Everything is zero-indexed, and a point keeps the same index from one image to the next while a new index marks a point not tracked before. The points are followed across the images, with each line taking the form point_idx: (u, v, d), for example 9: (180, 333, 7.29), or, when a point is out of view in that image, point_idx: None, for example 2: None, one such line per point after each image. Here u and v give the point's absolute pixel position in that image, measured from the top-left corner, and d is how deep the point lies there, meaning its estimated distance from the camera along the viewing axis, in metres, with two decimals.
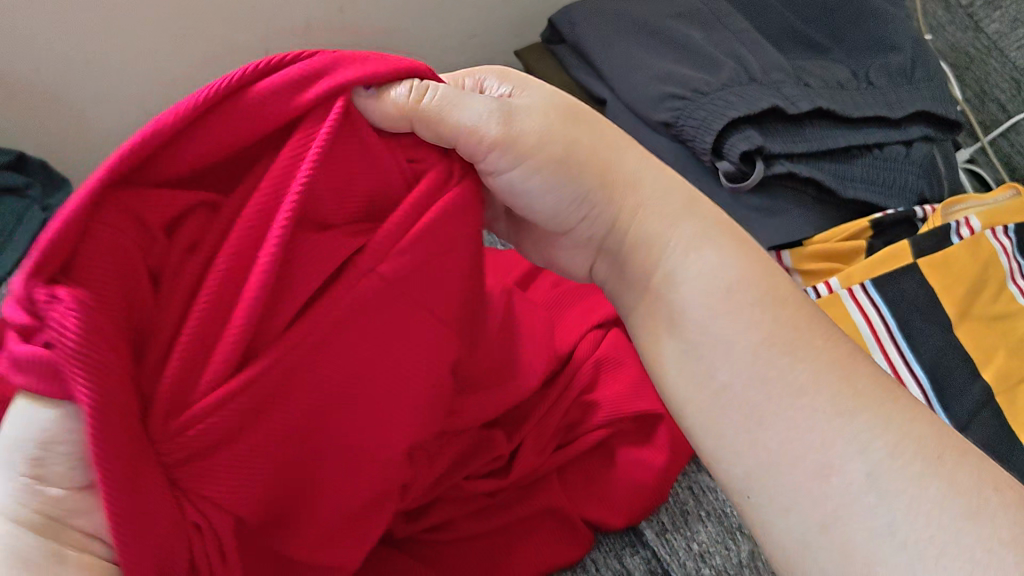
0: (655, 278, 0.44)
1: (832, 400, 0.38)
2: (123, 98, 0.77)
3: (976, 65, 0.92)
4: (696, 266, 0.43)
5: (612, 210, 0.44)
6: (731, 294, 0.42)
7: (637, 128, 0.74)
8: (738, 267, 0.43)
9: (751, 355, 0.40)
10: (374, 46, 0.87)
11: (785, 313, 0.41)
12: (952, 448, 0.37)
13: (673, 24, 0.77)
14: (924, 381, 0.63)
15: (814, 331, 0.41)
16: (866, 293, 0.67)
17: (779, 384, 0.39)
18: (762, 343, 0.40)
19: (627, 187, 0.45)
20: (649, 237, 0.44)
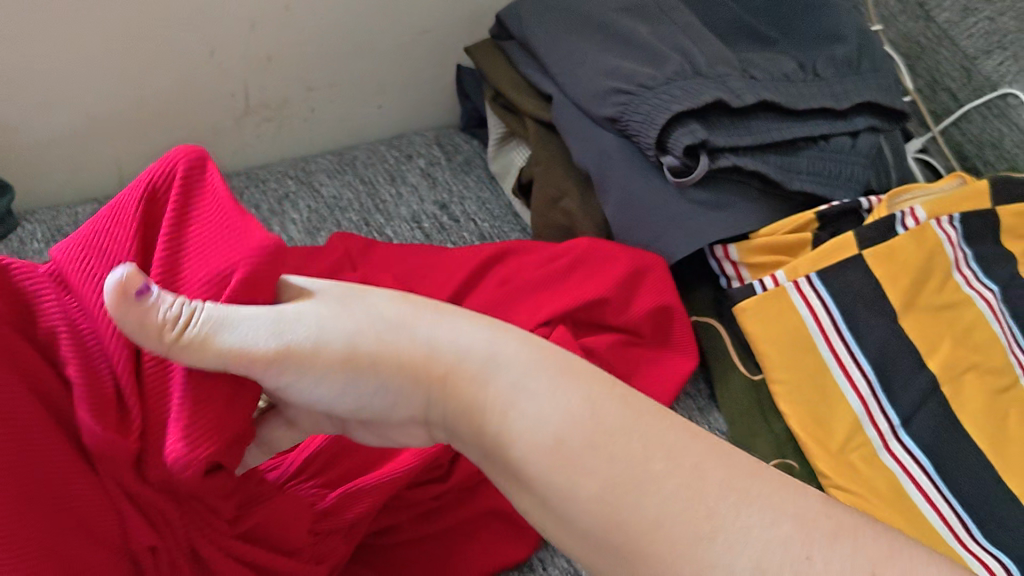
0: (491, 409, 0.41)
1: (694, 510, 0.39)
2: (66, 102, 0.76)
3: (928, 53, 0.92)
4: (527, 379, 0.41)
5: (422, 340, 0.42)
6: (568, 418, 0.40)
7: (582, 124, 0.73)
8: (569, 378, 0.42)
9: (603, 486, 0.39)
10: (322, 43, 0.86)
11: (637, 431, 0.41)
12: (825, 521, 0.40)
13: (620, 17, 0.76)
14: (869, 373, 0.65)
15: (659, 430, 0.41)
16: (812, 286, 0.67)
17: (639, 511, 0.39)
18: (605, 485, 0.39)
19: (429, 313, 0.43)
20: (477, 354, 0.42)
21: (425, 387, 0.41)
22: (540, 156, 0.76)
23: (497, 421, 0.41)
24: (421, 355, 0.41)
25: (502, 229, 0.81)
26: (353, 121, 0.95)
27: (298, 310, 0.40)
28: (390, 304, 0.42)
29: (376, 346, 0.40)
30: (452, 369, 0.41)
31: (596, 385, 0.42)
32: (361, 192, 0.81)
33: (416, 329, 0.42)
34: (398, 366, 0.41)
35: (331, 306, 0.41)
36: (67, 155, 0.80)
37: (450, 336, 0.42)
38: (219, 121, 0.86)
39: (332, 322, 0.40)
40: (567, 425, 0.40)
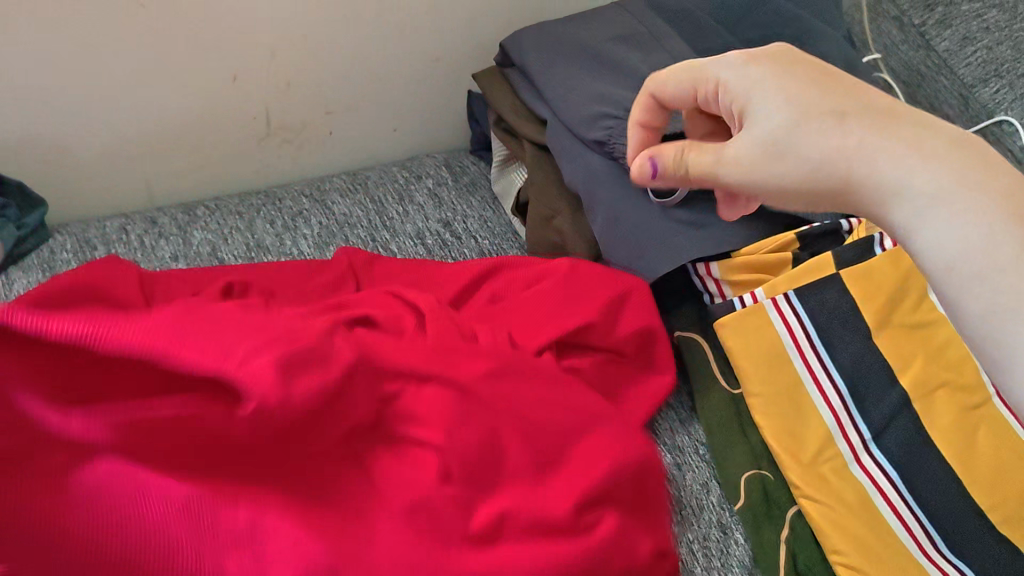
0: (879, 200, 0.41)
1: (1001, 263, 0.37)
2: (93, 121, 0.82)
3: (928, 82, 0.94)
4: (932, 203, 0.39)
5: (849, 173, 0.42)
6: (951, 195, 0.39)
7: (574, 146, 0.76)
8: (950, 158, 0.40)
9: (975, 264, 0.37)
10: (336, 74, 0.91)
11: (1010, 198, 0.38)
12: None
13: (613, 46, 0.79)
14: (842, 388, 0.67)
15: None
16: (788, 303, 0.70)
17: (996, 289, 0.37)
18: (962, 204, 0.39)
19: (840, 103, 0.43)
20: (896, 181, 0.40)
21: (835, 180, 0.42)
22: (536, 176, 0.80)
23: (882, 209, 0.41)
24: (849, 182, 0.42)
25: (501, 247, 0.86)
26: (370, 143, 1.00)
27: (779, 116, 0.43)
28: (795, 95, 0.43)
29: (812, 177, 0.43)
30: (813, 170, 0.43)
31: (979, 166, 0.40)
32: (370, 210, 0.87)
33: (827, 147, 0.42)
34: (828, 197, 0.43)
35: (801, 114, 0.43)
36: (98, 172, 0.86)
37: (830, 162, 0.42)
38: (242, 142, 0.92)
39: (839, 146, 0.42)
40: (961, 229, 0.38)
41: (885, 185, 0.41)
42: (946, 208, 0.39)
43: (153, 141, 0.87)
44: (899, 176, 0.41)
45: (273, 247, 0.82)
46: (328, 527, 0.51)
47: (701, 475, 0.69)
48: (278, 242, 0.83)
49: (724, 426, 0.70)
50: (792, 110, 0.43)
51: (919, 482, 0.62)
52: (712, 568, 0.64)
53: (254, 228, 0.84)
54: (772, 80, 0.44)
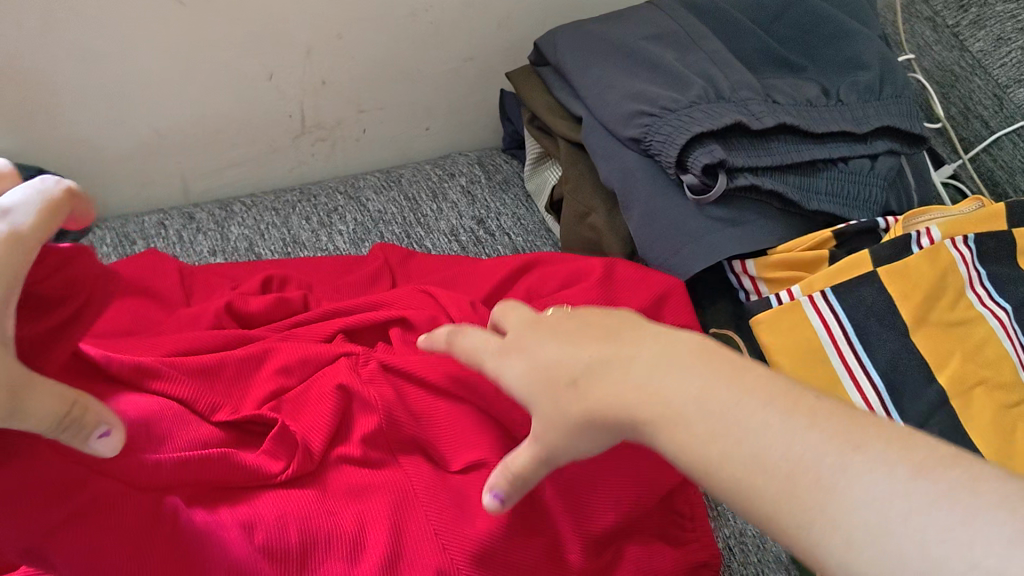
0: (643, 427, 0.37)
1: (768, 430, 0.34)
2: (131, 117, 0.83)
3: (961, 82, 0.94)
4: (664, 373, 0.38)
5: (604, 374, 0.39)
6: (703, 404, 0.36)
7: (610, 144, 0.77)
8: (698, 361, 0.38)
9: (729, 451, 0.34)
10: (369, 72, 0.91)
11: (790, 412, 0.34)
12: (887, 430, 0.33)
13: (648, 45, 0.80)
14: (878, 385, 0.67)
15: (783, 391, 0.36)
16: (825, 300, 0.70)
17: (739, 445, 0.34)
18: (717, 405, 0.36)
19: (622, 337, 0.41)
20: (642, 387, 0.38)
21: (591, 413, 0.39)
22: (571, 174, 0.80)
23: (649, 440, 0.37)
24: (592, 374, 0.40)
25: (534, 244, 0.86)
26: (403, 140, 1.00)
27: (508, 373, 0.43)
28: (554, 343, 0.42)
29: (618, 397, 0.38)
30: (600, 390, 0.39)
31: (716, 358, 0.38)
32: (405, 207, 0.88)
33: (586, 363, 0.40)
34: (626, 429, 0.38)
35: (575, 347, 0.41)
36: (136, 168, 0.88)
37: (623, 383, 0.38)
38: (276, 139, 0.92)
39: (580, 360, 0.40)
40: (700, 410, 0.36)
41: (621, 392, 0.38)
42: (702, 404, 0.36)
43: (189, 137, 0.88)
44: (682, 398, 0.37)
45: (310, 242, 0.83)
46: (375, 518, 0.51)
47: None
48: (314, 238, 0.84)
49: None
50: (517, 378, 0.42)
51: None
52: (748, 565, 0.64)
53: (290, 224, 0.85)
54: (529, 346, 0.43)
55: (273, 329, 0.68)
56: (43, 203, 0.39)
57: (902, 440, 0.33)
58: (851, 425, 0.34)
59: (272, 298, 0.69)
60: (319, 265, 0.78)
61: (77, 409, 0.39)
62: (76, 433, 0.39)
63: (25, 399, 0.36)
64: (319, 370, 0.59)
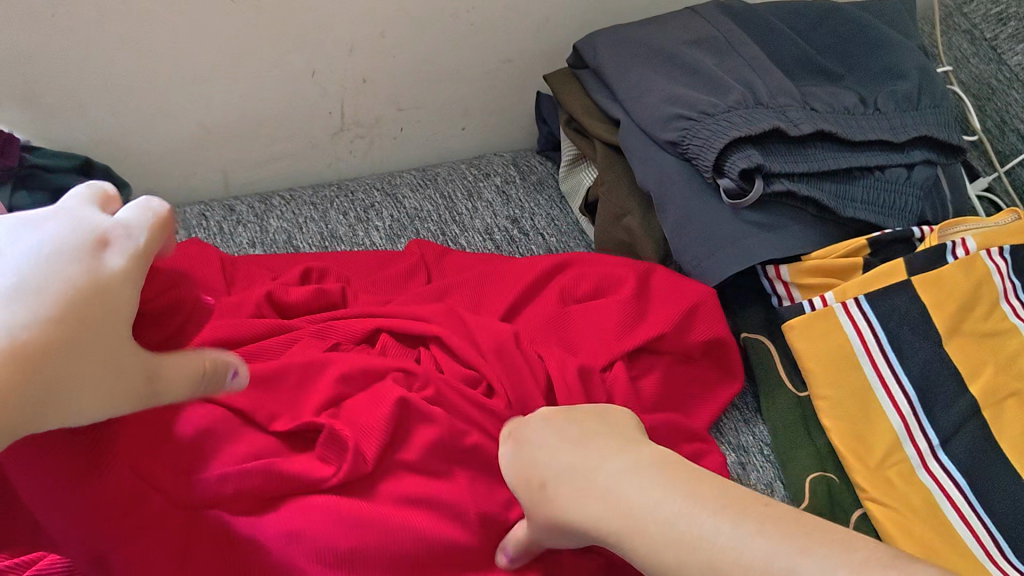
0: (643, 549, 0.44)
1: (764, 548, 0.40)
2: (177, 110, 0.85)
3: (999, 95, 0.94)
4: (646, 471, 0.46)
5: (621, 506, 0.45)
6: (702, 527, 0.42)
7: (647, 147, 0.77)
8: (677, 476, 0.45)
9: (728, 559, 0.40)
10: (409, 72, 0.92)
11: (784, 535, 0.40)
12: (867, 555, 0.38)
13: (687, 50, 0.80)
14: (911, 394, 0.67)
15: (778, 519, 0.42)
16: (859, 307, 0.70)
17: (742, 570, 0.40)
18: (706, 509, 0.43)
19: (634, 455, 0.48)
20: (660, 518, 0.43)
21: (591, 528, 0.46)
22: (607, 175, 0.81)
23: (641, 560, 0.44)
24: (619, 515, 0.45)
25: (567, 244, 0.87)
26: (438, 140, 1.01)
27: (547, 479, 0.49)
28: (576, 452, 0.49)
29: (619, 523, 0.45)
30: (620, 525, 0.45)
31: (685, 472, 0.46)
32: (440, 205, 0.89)
33: (595, 471, 0.48)
34: (643, 545, 0.43)
35: (599, 465, 0.48)
36: (178, 160, 0.89)
37: (642, 506, 0.44)
38: (315, 135, 0.94)
39: (609, 488, 0.46)
40: (708, 533, 0.41)
41: (628, 497, 0.45)
42: (678, 505, 0.43)
43: (231, 131, 0.89)
44: (692, 523, 0.42)
45: (347, 237, 0.84)
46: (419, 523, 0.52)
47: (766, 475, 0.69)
48: (351, 233, 0.85)
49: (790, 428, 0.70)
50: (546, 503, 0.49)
51: (987, 490, 0.62)
52: None
53: (327, 218, 0.86)
54: (548, 441, 0.52)
55: (311, 320, 0.69)
56: (156, 220, 0.39)
57: (895, 563, 0.37)
58: (829, 544, 0.39)
59: (312, 289, 0.71)
60: (357, 259, 0.79)
61: (208, 368, 0.43)
62: (211, 388, 0.43)
63: (162, 374, 0.40)
64: (356, 359, 0.60)
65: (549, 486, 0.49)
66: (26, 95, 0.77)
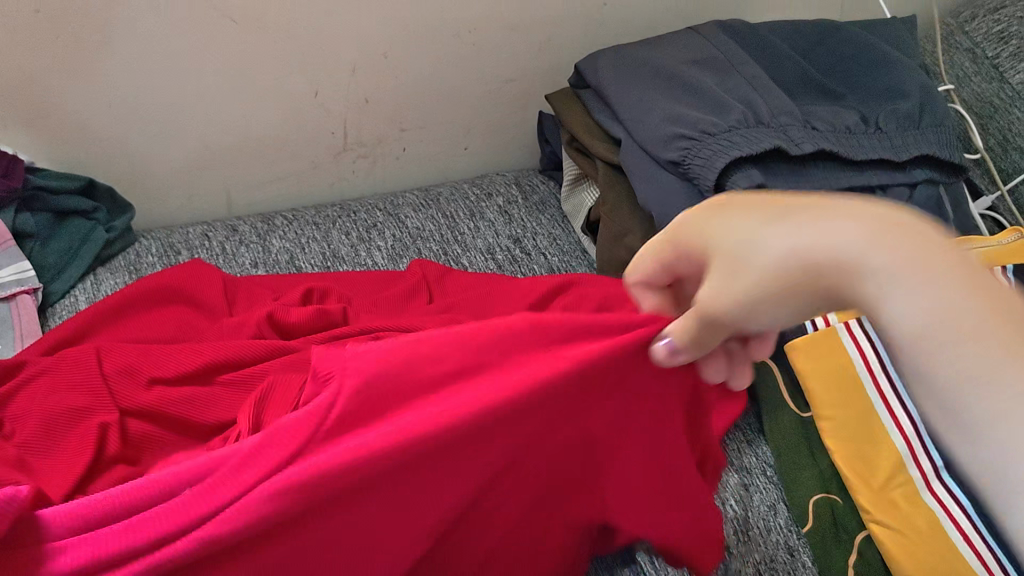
0: (841, 282, 0.33)
1: (971, 338, 0.28)
2: (180, 131, 0.85)
3: (1001, 114, 0.94)
4: (872, 248, 0.32)
5: (841, 265, 0.32)
6: (935, 307, 0.29)
7: (648, 166, 0.77)
8: (892, 233, 0.32)
9: (921, 327, 0.29)
10: (413, 91, 0.93)
11: (989, 316, 0.28)
12: None
13: (688, 70, 0.81)
14: (914, 415, 0.66)
15: (964, 264, 0.30)
16: (861, 328, 0.71)
17: (940, 364, 0.29)
18: (938, 310, 0.29)
19: (796, 212, 0.35)
20: (853, 254, 0.32)
21: (797, 263, 0.34)
22: (609, 195, 0.81)
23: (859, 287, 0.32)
24: (812, 257, 0.33)
25: (569, 264, 0.87)
26: (442, 160, 1.02)
27: (723, 235, 0.37)
28: (754, 220, 0.36)
29: (798, 256, 0.34)
30: (781, 259, 0.34)
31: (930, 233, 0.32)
32: (442, 225, 0.89)
33: (759, 238, 0.35)
34: (804, 285, 0.34)
35: (776, 219, 0.35)
36: (182, 181, 0.90)
37: (825, 237, 0.33)
38: (319, 155, 0.94)
39: (801, 241, 0.34)
40: (931, 313, 0.29)
41: (823, 244, 0.33)
42: (927, 296, 0.30)
43: (234, 152, 0.90)
44: (902, 292, 0.30)
45: (349, 257, 0.84)
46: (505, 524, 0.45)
47: (770, 497, 0.68)
48: (353, 253, 0.85)
49: (792, 448, 0.70)
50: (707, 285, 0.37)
51: None
52: None
53: (330, 238, 0.86)
54: (724, 211, 0.38)
55: (313, 341, 0.69)
56: None
57: None
58: None
59: (314, 310, 0.71)
60: (360, 278, 0.79)
61: None
62: None
63: None
64: None
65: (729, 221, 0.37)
66: (31, 117, 0.78)
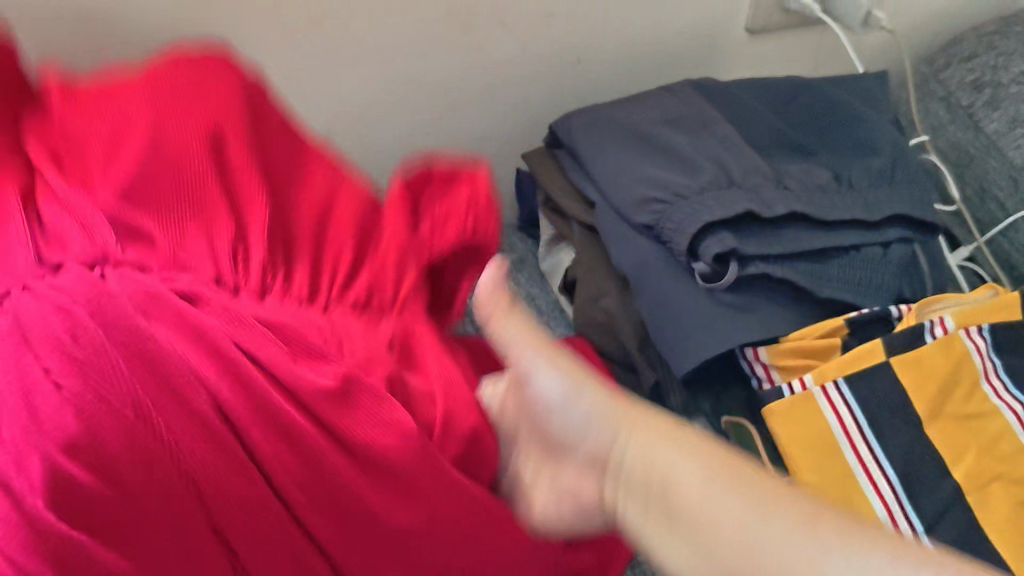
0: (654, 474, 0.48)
1: (706, 488, 0.46)
2: None
3: (977, 163, 0.94)
4: (661, 445, 0.49)
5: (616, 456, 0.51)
6: (699, 475, 0.47)
7: (622, 229, 0.77)
8: (715, 472, 0.47)
9: (721, 528, 0.45)
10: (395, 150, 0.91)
11: (734, 487, 0.46)
12: (778, 494, 0.45)
13: (661, 130, 0.81)
14: (893, 479, 0.66)
15: (741, 472, 0.47)
16: (837, 390, 0.69)
17: (703, 520, 0.45)
18: (712, 484, 0.46)
19: (670, 443, 0.49)
20: (668, 481, 0.48)
21: (640, 486, 0.49)
22: (584, 256, 0.81)
23: (664, 476, 0.48)
24: (665, 487, 0.48)
25: (548, 324, 0.87)
26: None
27: (684, 479, 0.47)
28: (666, 447, 0.49)
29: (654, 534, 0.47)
30: (654, 478, 0.48)
31: (760, 484, 0.46)
32: None
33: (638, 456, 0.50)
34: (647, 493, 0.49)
35: (668, 446, 0.49)
36: None
37: (641, 456, 0.50)
38: None
39: (663, 462, 0.48)
40: (688, 483, 0.47)
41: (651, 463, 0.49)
42: (693, 474, 0.47)
43: None
44: (680, 478, 0.47)
45: None
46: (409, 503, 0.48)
47: None
48: None
49: None
50: (694, 467, 0.47)
51: None
52: None
53: None
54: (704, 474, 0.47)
55: None
56: None
57: (814, 524, 0.43)
58: (751, 499, 0.45)
59: None
60: None
61: None
62: None
63: None
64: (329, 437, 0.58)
65: (680, 497, 0.47)
66: None
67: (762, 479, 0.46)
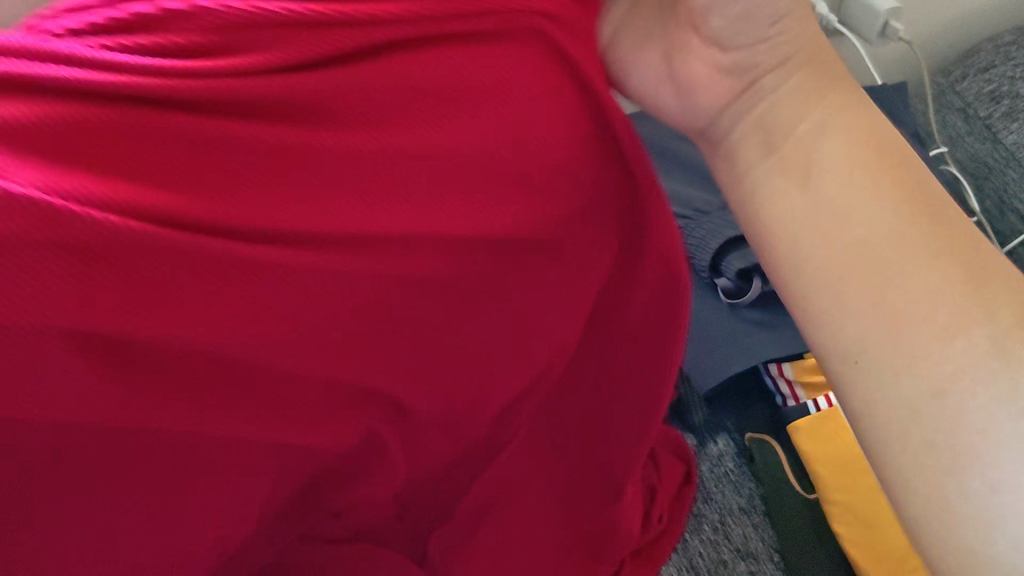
0: (779, 202, 0.37)
1: (905, 252, 0.34)
2: None
3: (995, 175, 0.93)
4: (838, 145, 0.37)
5: (803, 182, 0.37)
6: (876, 209, 0.35)
7: None
8: (884, 167, 0.36)
9: (883, 293, 0.34)
10: None
11: (919, 246, 0.34)
12: (999, 297, 0.33)
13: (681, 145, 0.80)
14: None
15: (955, 224, 0.35)
16: None
17: (877, 278, 0.34)
18: (903, 205, 0.35)
19: (882, 161, 0.36)
20: (827, 196, 0.36)
21: (772, 206, 0.38)
22: None
23: (796, 196, 0.37)
24: (797, 214, 0.37)
25: None
26: None
27: (837, 186, 0.36)
28: (844, 144, 0.37)
29: (819, 256, 0.36)
30: (790, 203, 0.37)
31: (952, 224, 0.35)
32: None
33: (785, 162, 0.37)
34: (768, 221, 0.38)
35: (864, 160, 0.36)
36: None
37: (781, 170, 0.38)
38: None
39: (844, 229, 0.35)
40: (861, 217, 0.35)
41: (799, 218, 0.37)
42: (877, 207, 0.35)
43: None
44: (834, 183, 0.36)
45: None
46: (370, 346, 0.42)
47: None
48: None
49: (799, 534, 0.68)
50: (873, 175, 0.36)
51: None
52: None
53: None
54: (851, 171, 0.36)
55: None
56: None
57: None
58: (970, 275, 0.34)
59: None
60: None
61: None
62: None
63: None
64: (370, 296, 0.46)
65: (850, 250, 0.35)
66: None
67: (979, 239, 0.35)
